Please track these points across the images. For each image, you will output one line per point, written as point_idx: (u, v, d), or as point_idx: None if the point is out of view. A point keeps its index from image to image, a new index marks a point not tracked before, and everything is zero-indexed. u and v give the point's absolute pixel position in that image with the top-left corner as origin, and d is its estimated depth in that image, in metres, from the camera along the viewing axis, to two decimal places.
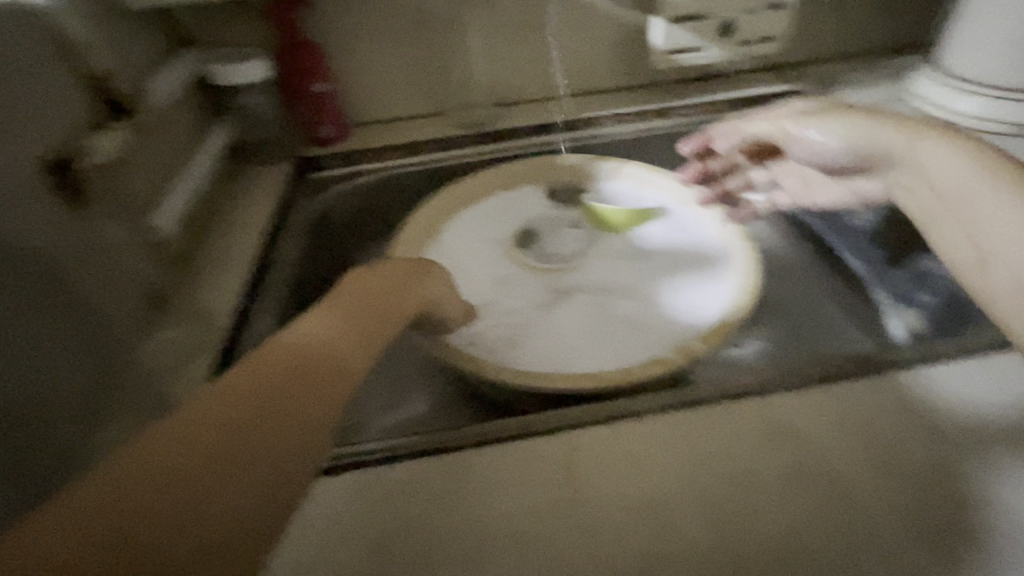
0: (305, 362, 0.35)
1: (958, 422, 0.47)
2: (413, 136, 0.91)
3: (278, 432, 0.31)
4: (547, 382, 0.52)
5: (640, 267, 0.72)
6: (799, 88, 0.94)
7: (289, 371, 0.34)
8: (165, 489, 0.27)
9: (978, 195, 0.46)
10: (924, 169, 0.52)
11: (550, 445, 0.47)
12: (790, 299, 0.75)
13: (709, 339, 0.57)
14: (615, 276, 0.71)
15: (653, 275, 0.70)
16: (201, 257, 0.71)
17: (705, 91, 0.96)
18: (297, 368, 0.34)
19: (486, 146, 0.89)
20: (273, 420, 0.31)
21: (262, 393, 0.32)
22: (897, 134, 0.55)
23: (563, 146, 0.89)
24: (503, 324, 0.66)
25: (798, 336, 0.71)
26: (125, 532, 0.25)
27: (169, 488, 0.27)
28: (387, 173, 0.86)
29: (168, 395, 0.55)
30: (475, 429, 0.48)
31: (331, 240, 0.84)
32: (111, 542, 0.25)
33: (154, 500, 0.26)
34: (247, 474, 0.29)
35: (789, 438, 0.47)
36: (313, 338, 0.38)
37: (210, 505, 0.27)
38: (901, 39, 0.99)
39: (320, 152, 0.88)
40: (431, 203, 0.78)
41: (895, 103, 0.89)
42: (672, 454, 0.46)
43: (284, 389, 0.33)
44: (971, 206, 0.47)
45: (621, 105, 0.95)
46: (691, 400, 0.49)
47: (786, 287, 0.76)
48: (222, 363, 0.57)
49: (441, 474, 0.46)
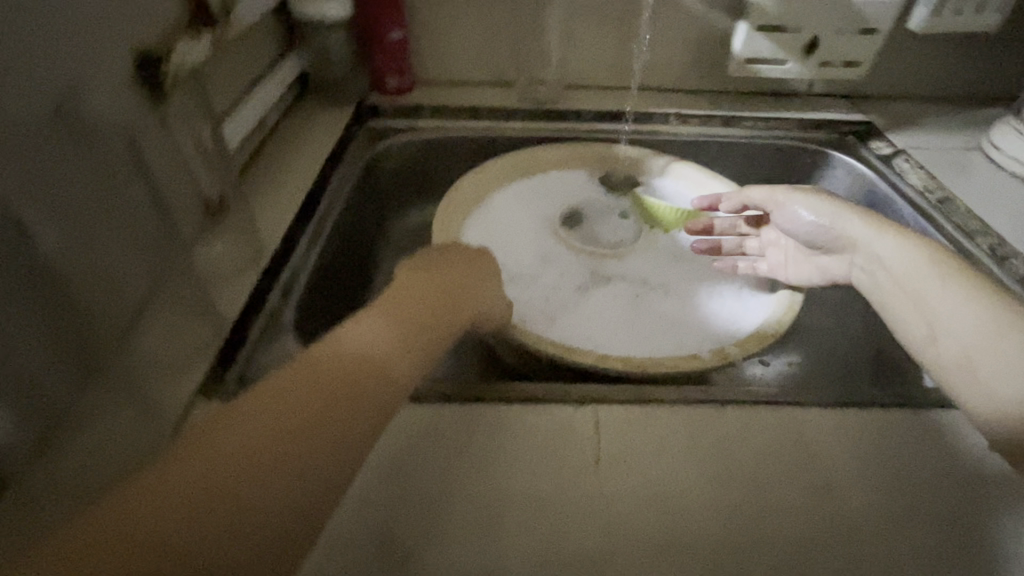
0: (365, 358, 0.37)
1: (996, 474, 0.45)
2: (477, 102, 0.91)
3: (330, 436, 0.33)
4: (577, 360, 0.53)
5: (683, 268, 0.72)
6: (873, 120, 0.92)
7: (340, 374, 0.36)
8: (231, 462, 0.29)
9: (928, 282, 0.51)
10: (884, 253, 0.56)
11: (574, 417, 0.47)
12: (830, 328, 0.73)
13: (747, 347, 0.56)
14: (657, 271, 0.71)
15: (694, 278, 0.70)
16: (257, 181, 0.73)
17: (775, 107, 0.95)
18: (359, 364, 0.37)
19: (547, 124, 0.89)
20: (324, 424, 0.33)
21: (315, 397, 0.34)
22: (865, 226, 0.58)
23: (623, 138, 0.89)
24: (539, 299, 0.66)
25: (833, 365, 0.69)
26: (193, 496, 0.28)
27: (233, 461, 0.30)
28: (447, 132, 0.86)
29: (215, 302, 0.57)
30: (503, 388, 0.49)
31: (381, 189, 0.85)
32: (181, 503, 0.28)
33: (220, 471, 0.29)
34: (301, 460, 0.31)
35: (817, 454, 0.46)
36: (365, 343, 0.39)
37: (264, 483, 0.30)
38: (988, 88, 0.96)
39: (385, 102, 0.88)
40: (485, 169, 0.79)
41: (971, 151, 0.87)
42: (693, 448, 0.46)
43: (339, 393, 0.35)
44: (925, 292, 0.51)
45: (688, 108, 0.94)
46: (721, 399, 0.48)
47: (827, 316, 0.74)
48: (266, 282, 0.59)
49: (463, 424, 0.47)
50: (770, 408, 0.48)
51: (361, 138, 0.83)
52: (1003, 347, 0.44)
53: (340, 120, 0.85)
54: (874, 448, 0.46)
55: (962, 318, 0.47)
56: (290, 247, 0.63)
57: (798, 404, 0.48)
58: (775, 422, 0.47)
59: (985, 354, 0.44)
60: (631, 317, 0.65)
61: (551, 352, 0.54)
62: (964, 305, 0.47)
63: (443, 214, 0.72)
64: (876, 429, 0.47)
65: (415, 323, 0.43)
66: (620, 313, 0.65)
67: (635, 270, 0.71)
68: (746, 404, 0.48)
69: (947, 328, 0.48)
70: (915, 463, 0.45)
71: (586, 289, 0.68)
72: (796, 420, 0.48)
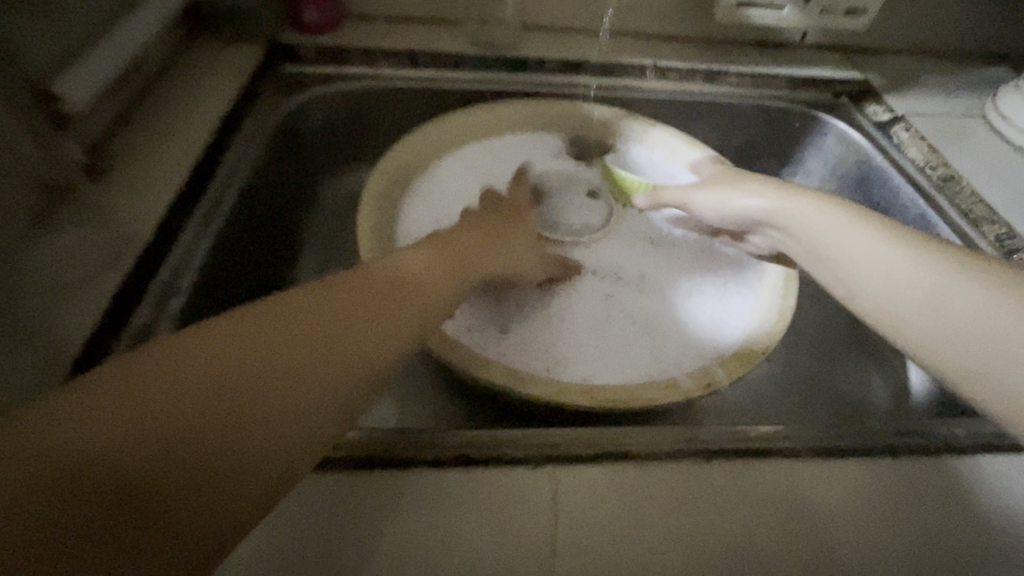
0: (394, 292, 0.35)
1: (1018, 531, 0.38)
2: (418, 44, 0.75)
3: (286, 400, 0.27)
4: (534, 393, 0.43)
5: (659, 257, 0.61)
6: (871, 79, 0.81)
7: (282, 349, 0.28)
8: (240, 365, 0.27)
9: (863, 250, 0.42)
10: (822, 226, 0.46)
11: (527, 480, 0.37)
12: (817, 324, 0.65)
13: (734, 368, 0.47)
14: (629, 263, 0.60)
15: (672, 271, 0.59)
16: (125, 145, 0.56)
17: (764, 60, 0.82)
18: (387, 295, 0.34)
19: (503, 74, 0.74)
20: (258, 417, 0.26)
21: (247, 376, 0.26)
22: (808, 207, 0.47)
23: (592, 93, 0.75)
24: (491, 301, 0.54)
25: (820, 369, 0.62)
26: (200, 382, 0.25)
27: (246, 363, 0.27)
28: (382, 84, 0.70)
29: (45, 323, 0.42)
30: (437, 440, 0.38)
31: (300, 153, 0.69)
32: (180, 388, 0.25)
33: (228, 366, 0.26)
34: (307, 384, 0.28)
35: (817, 518, 0.38)
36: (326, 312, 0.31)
37: (264, 398, 0.26)
38: (992, 45, 0.86)
39: (301, 41, 0.71)
40: (425, 132, 0.64)
41: (974, 119, 0.78)
42: (673, 517, 0.37)
43: (283, 365, 0.27)
44: (877, 286, 0.40)
45: (667, 58, 0.80)
46: (709, 447, 0.39)
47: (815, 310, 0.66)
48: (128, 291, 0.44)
49: (385, 495, 0.36)
50: (765, 457, 0.39)
51: (271, 89, 0.66)
52: (959, 302, 0.34)
53: (245, 63, 0.67)
54: (886, 502, 0.38)
55: (905, 280, 0.38)
56: (168, 240, 0.48)
57: (798, 451, 0.40)
58: (773, 476, 0.39)
59: (942, 339, 0.35)
60: (599, 324, 0.54)
61: (503, 383, 0.44)
62: (910, 264, 0.38)
63: (371, 195, 0.58)
64: (886, 478, 0.39)
65: (389, 293, 0.35)
66: (587, 319, 0.55)
67: (603, 263, 0.60)
68: (739, 453, 0.39)
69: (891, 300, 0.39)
70: (932, 518, 0.38)
71: (546, 287, 0.57)
72: (798, 473, 0.39)
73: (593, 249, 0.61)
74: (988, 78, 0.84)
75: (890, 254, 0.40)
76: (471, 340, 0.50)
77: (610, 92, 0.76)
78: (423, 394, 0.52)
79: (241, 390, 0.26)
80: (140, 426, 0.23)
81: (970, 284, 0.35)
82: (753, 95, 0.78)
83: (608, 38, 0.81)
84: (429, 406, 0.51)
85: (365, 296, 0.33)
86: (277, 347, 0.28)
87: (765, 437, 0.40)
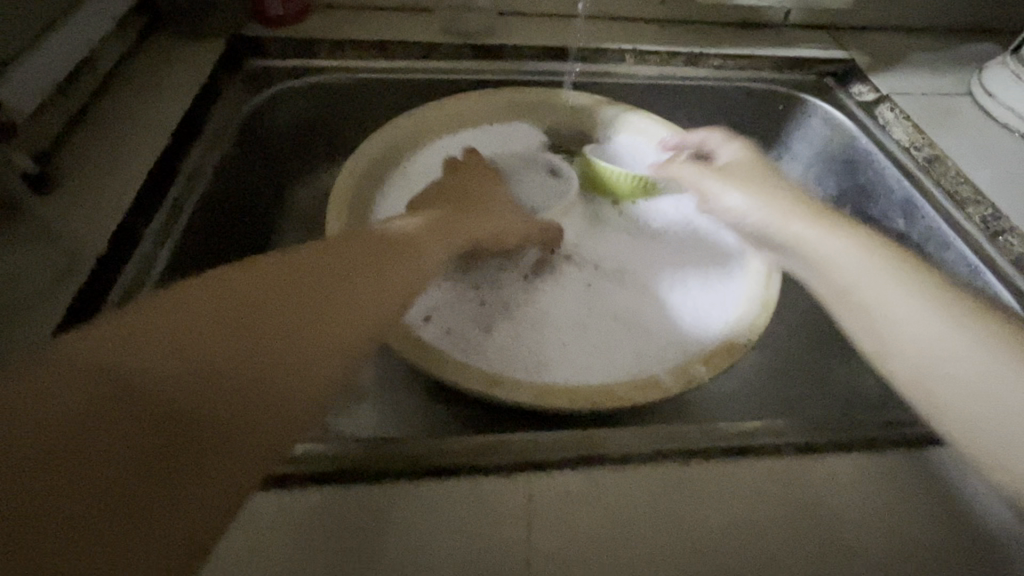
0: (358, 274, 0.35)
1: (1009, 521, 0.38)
2: (390, 34, 0.72)
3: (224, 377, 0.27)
4: (510, 396, 0.42)
5: (642, 251, 0.59)
6: (855, 58, 0.80)
7: (244, 310, 0.30)
8: (192, 353, 0.27)
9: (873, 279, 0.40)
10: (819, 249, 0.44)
11: (504, 487, 0.36)
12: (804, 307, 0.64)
13: (717, 363, 0.46)
14: (610, 257, 0.59)
15: (654, 265, 0.58)
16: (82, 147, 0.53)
17: (747, 41, 0.80)
18: (349, 279, 0.34)
19: (478, 63, 0.72)
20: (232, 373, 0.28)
21: (208, 340, 0.28)
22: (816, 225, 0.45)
23: (571, 80, 0.73)
24: (466, 304, 0.52)
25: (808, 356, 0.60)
26: (140, 371, 0.26)
27: (196, 353, 0.28)
28: (351, 75, 0.68)
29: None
30: (410, 448, 0.37)
31: (271, 150, 0.67)
32: (125, 377, 0.26)
33: (181, 356, 0.27)
34: (246, 372, 0.28)
35: (805, 515, 0.37)
36: (283, 272, 0.33)
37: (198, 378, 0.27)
38: (977, 20, 0.85)
39: (267, 33, 0.68)
40: (397, 125, 0.62)
41: (961, 96, 0.76)
42: (655, 519, 0.36)
43: (225, 344, 0.28)
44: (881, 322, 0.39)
45: (647, 42, 0.78)
46: (689, 448, 0.38)
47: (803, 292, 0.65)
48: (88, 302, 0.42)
49: (358, 505, 0.35)
50: (750, 456, 0.38)
51: (235, 88, 0.64)
52: (982, 375, 0.34)
53: (207, 59, 0.64)
54: (873, 497, 0.38)
55: (920, 337, 0.37)
56: (129, 247, 0.46)
57: (782, 451, 0.39)
58: (757, 475, 0.38)
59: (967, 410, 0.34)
60: (580, 322, 0.53)
61: (478, 387, 0.42)
62: (943, 330, 0.36)
63: (342, 190, 0.55)
64: (873, 471, 0.39)
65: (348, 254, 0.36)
66: (568, 317, 0.53)
67: (584, 257, 0.59)
68: (721, 454, 0.38)
69: (898, 354, 0.38)
70: (919, 509, 0.37)
71: (523, 287, 0.55)
72: (784, 473, 0.38)
73: (574, 243, 0.59)
74: (973, 53, 0.83)
75: (922, 312, 0.37)
76: (450, 341, 0.49)
77: (591, 79, 0.74)
78: (402, 399, 0.50)
79: (208, 352, 0.28)
80: (117, 392, 0.25)
81: (984, 351, 0.34)
82: (736, 77, 0.76)
83: (586, 23, 0.79)
84: (408, 411, 0.50)
85: (326, 282, 0.33)
86: (221, 332, 0.29)
87: (747, 436, 0.39)
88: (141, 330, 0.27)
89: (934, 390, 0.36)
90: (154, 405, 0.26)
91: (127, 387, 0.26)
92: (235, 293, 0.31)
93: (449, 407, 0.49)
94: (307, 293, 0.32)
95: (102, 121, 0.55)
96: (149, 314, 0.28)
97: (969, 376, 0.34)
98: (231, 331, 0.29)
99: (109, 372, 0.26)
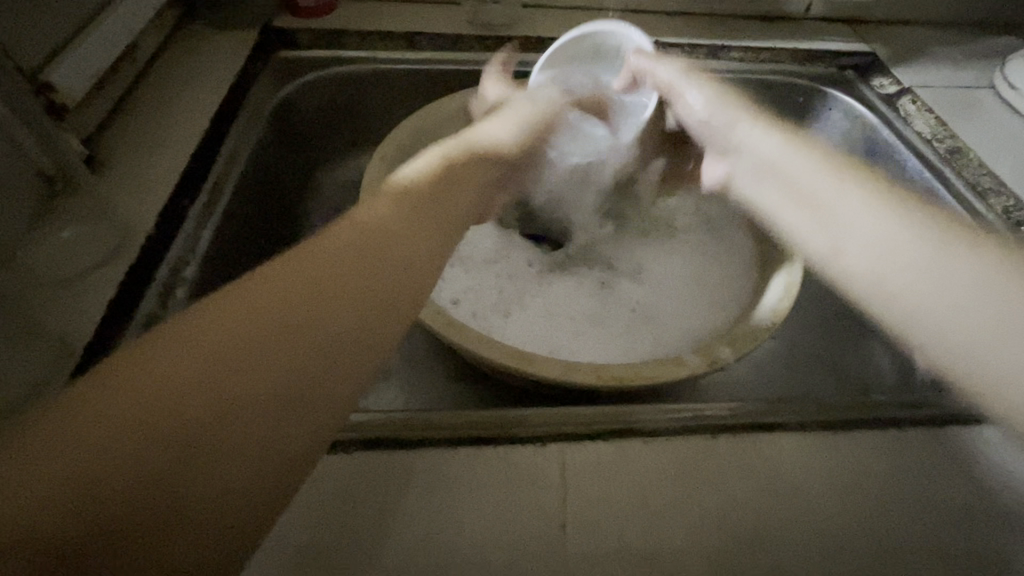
0: (382, 241, 0.29)
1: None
2: (415, 25, 0.74)
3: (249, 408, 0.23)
4: (536, 373, 0.43)
5: (657, 245, 0.61)
6: (875, 51, 0.80)
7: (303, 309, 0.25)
8: (208, 389, 0.22)
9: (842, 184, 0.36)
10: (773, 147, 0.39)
11: (534, 458, 0.38)
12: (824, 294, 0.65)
13: (742, 345, 0.46)
14: (626, 253, 0.61)
15: (671, 260, 0.60)
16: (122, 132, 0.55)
17: (767, 34, 0.81)
18: (373, 248, 0.28)
19: (501, 55, 0.73)
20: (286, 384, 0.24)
21: (239, 361, 0.23)
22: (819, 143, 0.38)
23: None
24: (490, 294, 0.55)
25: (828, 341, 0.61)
26: (145, 426, 0.21)
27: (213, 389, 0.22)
28: (378, 66, 0.69)
29: (50, 312, 0.42)
30: (443, 420, 0.39)
31: (299, 139, 0.69)
32: (130, 433, 0.21)
33: (190, 396, 0.22)
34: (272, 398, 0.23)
35: (824, 488, 0.38)
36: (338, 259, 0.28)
37: (217, 419, 0.22)
38: (998, 13, 0.85)
39: (296, 24, 0.70)
40: (422, 114, 0.64)
41: (982, 90, 0.77)
42: (679, 490, 0.37)
43: (243, 361, 0.23)
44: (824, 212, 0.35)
45: (668, 34, 0.79)
46: (713, 424, 0.39)
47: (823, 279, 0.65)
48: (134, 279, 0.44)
49: (394, 472, 0.37)
50: (771, 433, 0.40)
51: (266, 75, 0.65)
52: (956, 263, 0.29)
53: (240, 49, 0.66)
54: (894, 472, 0.39)
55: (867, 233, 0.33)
56: (171, 227, 0.48)
57: (803, 428, 0.40)
58: (780, 451, 0.39)
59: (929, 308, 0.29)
60: (601, 311, 0.55)
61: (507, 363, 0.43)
62: (913, 223, 0.31)
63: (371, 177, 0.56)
64: (892, 450, 0.40)
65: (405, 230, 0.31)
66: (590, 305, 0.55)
67: (599, 253, 0.61)
68: (745, 430, 0.39)
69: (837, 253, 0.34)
70: (937, 484, 0.39)
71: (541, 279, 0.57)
72: (806, 449, 0.39)
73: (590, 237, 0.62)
74: (993, 46, 0.83)
75: (870, 208, 0.33)
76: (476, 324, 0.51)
77: None
78: (431, 377, 0.52)
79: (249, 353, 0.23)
80: (119, 441, 0.21)
81: (980, 266, 0.29)
82: (757, 69, 0.77)
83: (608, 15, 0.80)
84: (436, 389, 0.51)
85: (353, 258, 0.27)
86: (238, 354, 0.23)
87: (770, 413, 0.40)
88: (146, 361, 0.22)
89: (870, 276, 0.32)
90: (189, 424, 0.22)
91: (139, 445, 0.21)
92: (249, 301, 0.25)
93: (477, 386, 0.51)
94: (334, 278, 0.27)
95: (141, 108, 0.57)
96: (152, 349, 0.23)
97: (885, 263, 0.31)
98: (249, 352, 0.24)
99: (110, 430, 0.21)
